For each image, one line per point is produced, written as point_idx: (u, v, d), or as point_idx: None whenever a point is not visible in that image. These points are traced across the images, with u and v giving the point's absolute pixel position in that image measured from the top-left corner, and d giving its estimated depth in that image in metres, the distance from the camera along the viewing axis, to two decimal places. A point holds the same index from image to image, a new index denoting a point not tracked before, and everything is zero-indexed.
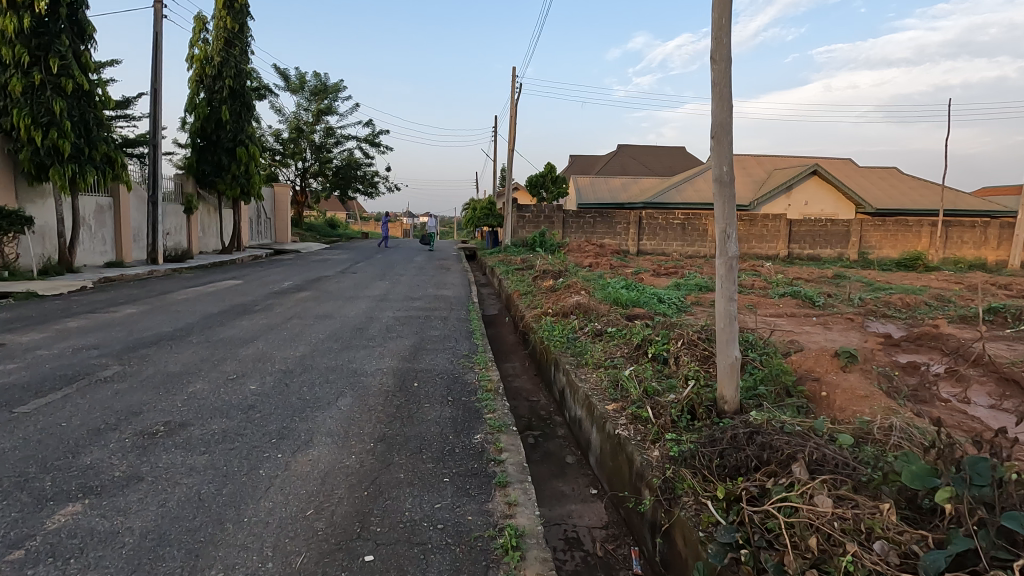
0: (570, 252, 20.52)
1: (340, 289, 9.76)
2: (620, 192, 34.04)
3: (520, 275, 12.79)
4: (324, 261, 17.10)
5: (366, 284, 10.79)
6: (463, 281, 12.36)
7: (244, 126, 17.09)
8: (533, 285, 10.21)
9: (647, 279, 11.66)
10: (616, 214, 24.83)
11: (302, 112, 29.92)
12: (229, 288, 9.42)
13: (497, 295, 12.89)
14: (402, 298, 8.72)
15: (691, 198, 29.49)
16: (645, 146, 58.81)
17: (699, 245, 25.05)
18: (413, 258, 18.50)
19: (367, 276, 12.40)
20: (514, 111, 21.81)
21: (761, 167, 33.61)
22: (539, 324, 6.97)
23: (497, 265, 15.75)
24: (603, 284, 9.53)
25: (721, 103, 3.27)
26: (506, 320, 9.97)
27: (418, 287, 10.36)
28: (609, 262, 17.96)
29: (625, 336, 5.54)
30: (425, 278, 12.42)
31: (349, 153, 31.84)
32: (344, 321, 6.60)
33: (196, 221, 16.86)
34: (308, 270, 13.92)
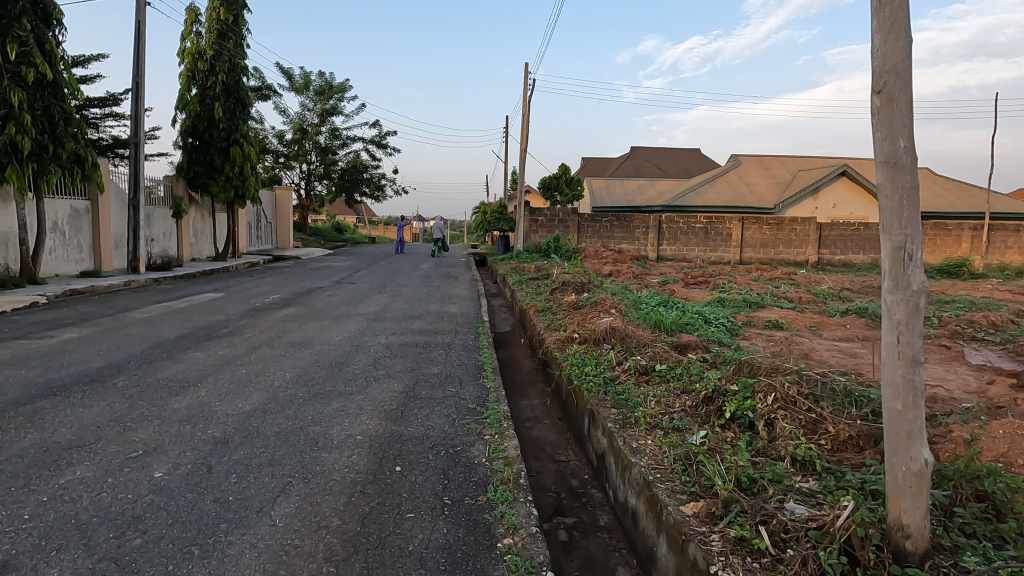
0: (587, 258, 19.20)
1: (329, 305, 8.53)
2: (637, 195, 32.64)
3: (535, 287, 11.49)
4: (323, 269, 15.94)
5: (361, 297, 9.56)
6: (471, 293, 11.09)
7: (239, 124, 16.02)
8: (552, 299, 8.91)
9: (681, 292, 10.33)
10: (635, 218, 23.59)
11: (307, 113, 28.92)
12: (203, 304, 8.23)
13: (509, 309, 11.60)
14: (398, 316, 7.47)
15: (712, 201, 28.04)
16: (659, 147, 57.23)
17: (723, 251, 23.87)
18: (419, 265, 17.28)
19: (364, 287, 11.19)
20: (527, 109, 20.55)
21: (785, 168, 32.04)
22: (564, 354, 5.66)
23: (509, 274, 14.48)
24: (634, 299, 8.20)
25: (893, 36, 1.96)
26: (521, 339, 8.69)
27: (420, 302, 9.12)
28: (630, 270, 16.65)
29: (683, 380, 4.22)
30: (429, 290, 11.16)
31: (354, 155, 30.75)
32: (323, 351, 5.36)
33: (187, 225, 15.74)
34: (303, 279, 12.72)
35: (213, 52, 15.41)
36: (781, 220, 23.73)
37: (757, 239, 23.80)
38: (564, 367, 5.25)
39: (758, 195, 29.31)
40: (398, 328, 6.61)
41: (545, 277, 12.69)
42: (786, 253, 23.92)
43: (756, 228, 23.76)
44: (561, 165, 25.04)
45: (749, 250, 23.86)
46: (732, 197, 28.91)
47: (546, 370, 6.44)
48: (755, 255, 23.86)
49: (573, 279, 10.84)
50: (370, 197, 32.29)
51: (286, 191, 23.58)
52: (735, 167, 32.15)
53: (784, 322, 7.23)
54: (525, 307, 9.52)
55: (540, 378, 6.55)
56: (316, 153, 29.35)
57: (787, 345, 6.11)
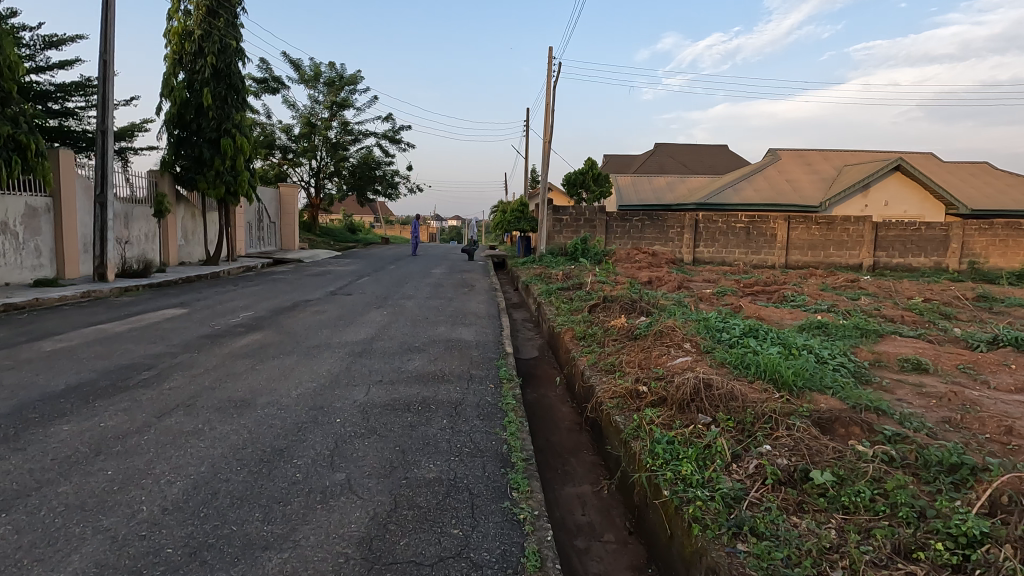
0: (619, 262, 17.21)
1: (310, 328, 6.67)
2: (667, 193, 30.45)
3: (567, 300, 9.53)
4: (323, 275, 14.21)
5: (355, 316, 7.69)
6: (491, 306, 9.16)
7: (231, 112, 14.36)
8: (594, 320, 6.93)
9: (753, 310, 8.29)
10: (669, 218, 21.53)
11: (316, 107, 27.32)
12: (149, 328, 6.43)
13: (536, 328, 9.68)
14: (393, 349, 5.56)
15: (751, 199, 25.79)
16: (686, 143, 54.61)
17: (766, 253, 21.69)
18: (432, 270, 15.45)
19: (363, 299, 9.35)
20: (551, 97, 18.62)
21: (829, 163, 29.55)
22: (630, 424, 3.71)
23: (533, 282, 12.55)
24: (703, 322, 6.23)
25: None
26: (555, 374, 6.74)
27: (426, 322, 7.24)
28: (670, 276, 14.60)
29: (895, 528, 2.23)
30: (440, 302, 9.27)
31: (367, 151, 29.09)
32: (264, 422, 3.47)
33: (172, 225, 14.13)
34: (294, 288, 10.93)
35: (202, 32, 13.76)
36: (833, 219, 21.44)
37: (804, 240, 21.62)
38: (638, 453, 3.28)
39: (801, 192, 26.95)
40: (389, 371, 4.71)
41: (578, 287, 10.69)
42: (837, 255, 21.64)
43: (804, 228, 21.58)
44: (587, 159, 22.99)
45: (795, 252, 21.67)
46: (773, 194, 26.59)
47: (598, 434, 4.49)
48: (802, 258, 21.66)
49: (615, 293, 8.85)
50: (383, 195, 30.60)
51: (291, 189, 21.96)
52: (774, 162, 29.75)
53: (926, 360, 5.17)
54: (555, 328, 7.57)
55: (588, 446, 4.60)
56: (325, 150, 27.77)
57: (965, 406, 4.06)
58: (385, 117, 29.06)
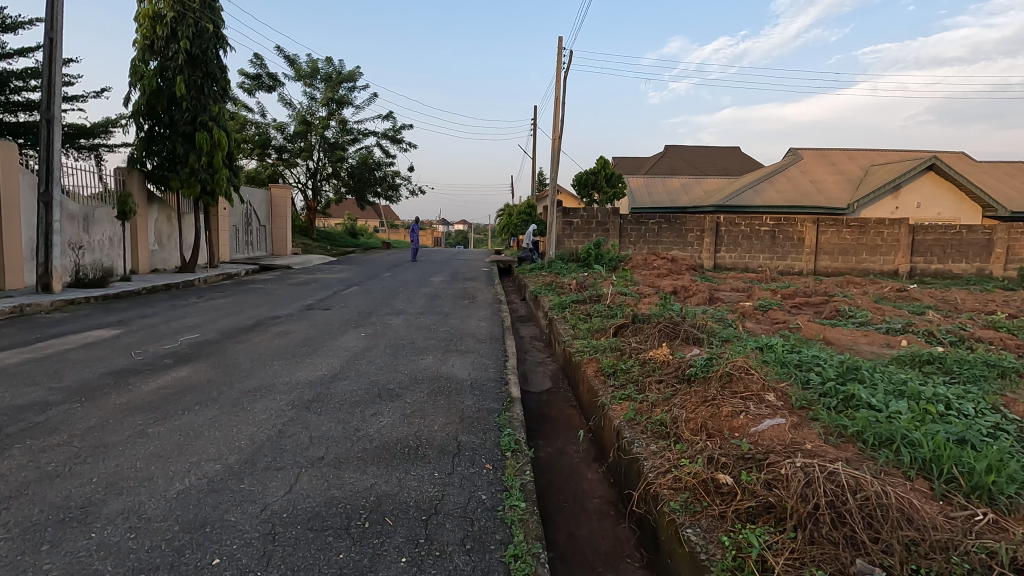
0: (636, 268, 15.70)
1: (260, 358, 5.18)
2: (681, 195, 28.97)
3: (585, 317, 7.98)
4: (309, 284, 12.79)
5: (324, 339, 6.19)
6: (492, 323, 7.64)
7: (208, 103, 13.03)
8: (624, 346, 5.39)
9: (815, 332, 6.74)
10: (687, 220, 20.01)
11: (312, 104, 26.04)
12: (50, 360, 4.96)
13: (546, 351, 8.17)
14: (356, 395, 4.05)
15: (774, 201, 24.22)
16: (697, 145, 53.06)
17: (794, 258, 20.11)
18: (430, 278, 13.99)
19: (342, 316, 7.87)
20: (561, 89, 17.14)
21: (854, 163, 27.91)
22: (721, 559, 2.18)
23: (544, 293, 11.06)
24: (772, 355, 4.68)
25: None
26: (577, 421, 5.20)
27: (411, 349, 5.74)
28: (696, 285, 13.08)
29: None
30: (433, 319, 7.75)
31: (366, 151, 27.77)
32: (85, 565, 1.98)
33: (141, 228, 12.75)
34: (268, 300, 9.49)
35: (175, 14, 12.42)
36: (865, 222, 19.85)
37: (835, 244, 20.03)
38: None
39: (827, 193, 25.34)
40: (339, 439, 3.22)
41: (596, 300, 9.15)
42: (869, 261, 20.03)
43: (834, 232, 20.00)
44: (598, 158, 21.46)
45: (825, 258, 20.09)
46: (797, 196, 24.99)
47: (650, 538, 2.98)
48: (832, 264, 20.08)
49: (644, 309, 7.29)
50: (384, 198, 29.22)
51: (282, 190, 20.60)
52: (796, 162, 28.16)
53: None
54: (574, 356, 6.00)
55: (632, 553, 3.10)
56: (322, 150, 26.43)
57: None
58: (385, 116, 27.74)
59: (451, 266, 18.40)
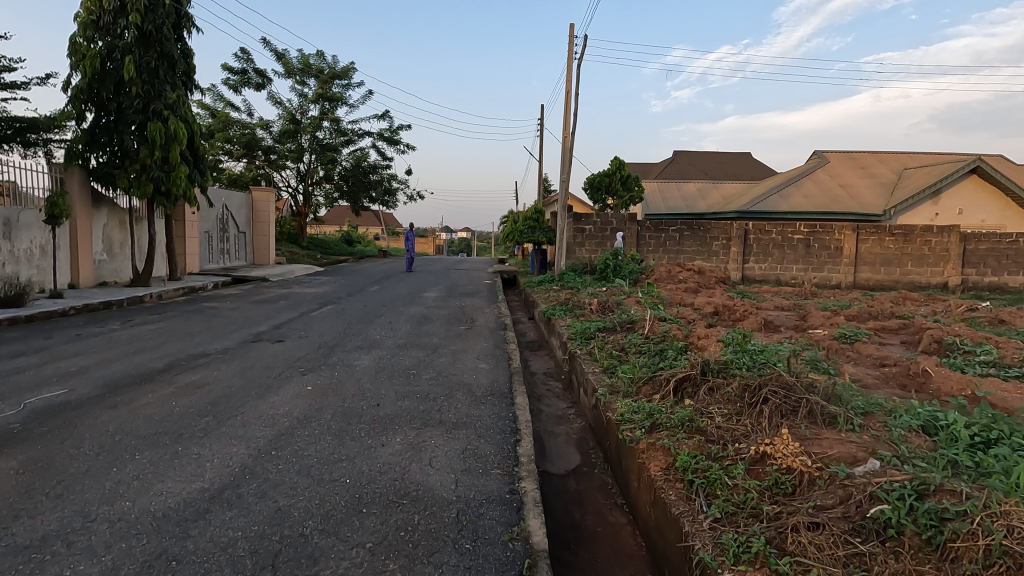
0: (660, 282, 13.72)
1: (119, 443, 3.21)
2: (698, 201, 27.08)
3: (621, 356, 5.92)
4: (280, 301, 10.83)
5: (247, 397, 4.19)
6: (497, 365, 5.60)
7: (164, 89, 11.14)
8: (706, 423, 3.39)
9: (958, 383, 4.71)
10: (712, 227, 18.05)
11: (303, 102, 24.24)
12: None
13: (568, 399, 6.14)
14: (224, 567, 2.05)
15: (802, 207, 22.25)
16: (707, 151, 51.18)
17: (831, 270, 18.11)
18: (424, 294, 12.02)
19: (295, 352, 5.88)
20: (572, 79, 15.21)
21: (886, 166, 25.93)
22: None
23: (559, 314, 9.08)
24: (986, 455, 2.66)
25: None
26: (635, 548, 3.22)
27: (371, 419, 3.75)
28: (737, 303, 11.08)
29: None
30: (415, 358, 5.73)
31: (360, 153, 25.94)
32: None
33: (80, 234, 10.83)
34: (213, 325, 7.51)
35: None
36: (910, 229, 17.83)
37: (876, 254, 18.04)
38: None
39: (859, 198, 23.34)
40: None
41: (630, 326, 7.08)
42: (915, 273, 18.01)
43: (875, 241, 17.99)
44: (614, 157, 19.47)
45: (865, 269, 18.08)
46: (827, 201, 23.00)
47: None
48: (874, 275, 18.07)
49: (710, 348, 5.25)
50: (380, 203, 27.30)
51: (265, 193, 18.75)
52: (823, 164, 26.20)
53: None
54: (619, 427, 4.00)
55: None
56: (313, 151, 24.60)
57: None
58: (380, 115, 25.93)
59: (450, 279, 16.43)
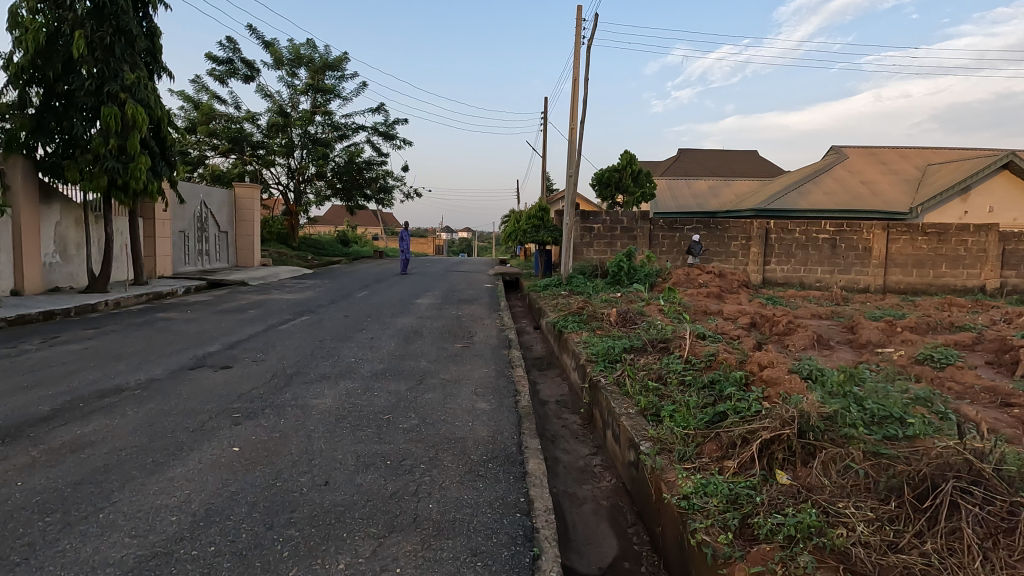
0: (679, 286, 12.42)
1: None
2: (710, 199, 25.78)
3: (660, 392, 4.59)
4: (252, 309, 9.52)
5: (134, 471, 2.85)
6: (499, 404, 4.27)
7: (120, 69, 9.82)
8: (845, 539, 2.09)
9: None
10: (731, 226, 16.74)
11: (292, 94, 22.92)
12: None
13: (591, 443, 4.82)
14: None
15: (823, 205, 20.93)
16: (713, 150, 49.91)
17: (859, 272, 16.78)
18: (417, 301, 10.71)
19: (240, 383, 4.55)
20: (581, 63, 13.88)
21: (908, 162, 24.63)
22: None
23: (572, 326, 7.76)
24: None
25: None
26: None
27: (307, 521, 2.41)
28: (772, 312, 9.76)
29: None
30: (394, 392, 4.42)
31: (354, 148, 24.62)
32: None
33: (22, 233, 9.50)
34: (153, 343, 6.18)
35: None
36: (946, 228, 16.48)
37: (908, 255, 16.70)
38: None
39: (883, 196, 22.01)
40: None
41: (663, 345, 5.76)
42: (950, 275, 16.66)
43: (907, 241, 16.65)
44: (624, 151, 18.14)
45: (896, 271, 16.75)
46: (849, 198, 21.67)
47: None
48: (905, 278, 16.73)
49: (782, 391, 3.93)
50: (375, 201, 26.00)
51: (249, 190, 17.40)
52: (841, 160, 24.88)
53: None
54: (683, 518, 2.70)
55: None
56: (304, 146, 23.31)
57: None
58: (375, 107, 24.64)
59: (448, 283, 15.13)
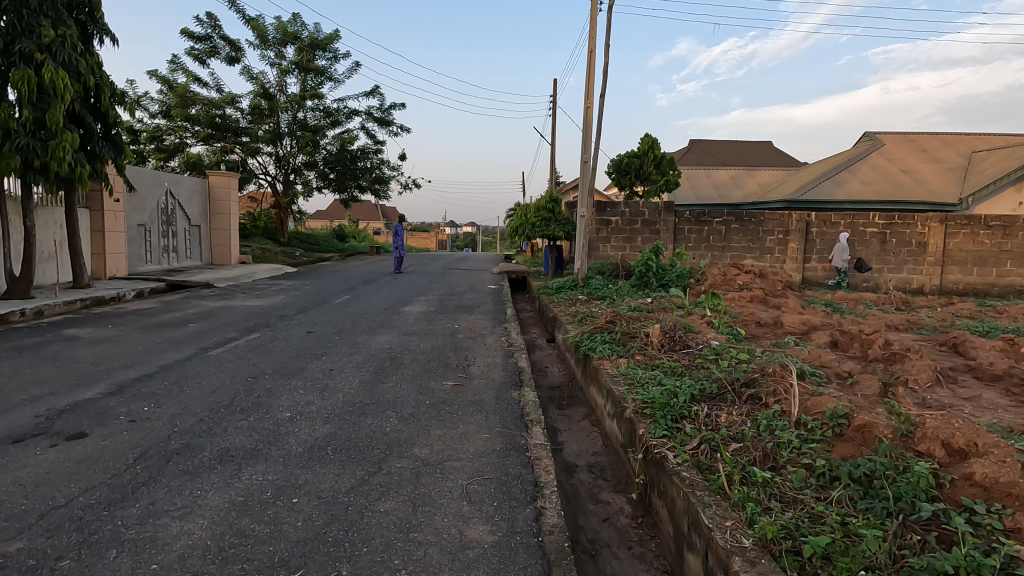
0: (718, 288, 10.56)
1: None
2: (732, 190, 23.81)
3: (778, 494, 2.72)
4: (199, 319, 7.67)
5: None
6: (507, 528, 2.42)
7: (37, 24, 7.99)
8: None
9: None
10: (767, 218, 14.81)
11: (279, 75, 20.98)
12: None
13: (655, 567, 2.99)
14: None
15: (862, 195, 18.94)
16: (729, 140, 47.74)
17: (912, 270, 14.81)
18: (406, 308, 8.87)
19: (68, 479, 2.69)
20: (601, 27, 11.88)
21: (952, 149, 22.53)
22: None
23: (602, 348, 5.89)
24: None
25: None
26: None
27: None
28: (845, 325, 7.85)
29: None
30: (325, 499, 2.57)
31: (348, 134, 22.72)
32: None
33: None
34: (13, 381, 4.33)
35: None
36: (1014, 220, 14.45)
37: (968, 251, 14.71)
38: None
39: (928, 185, 19.95)
40: None
41: (749, 391, 3.89)
42: (1017, 274, 14.65)
43: (967, 235, 14.66)
44: (645, 135, 16.20)
45: (954, 269, 14.77)
46: (890, 188, 19.66)
47: None
48: (964, 277, 14.74)
49: None
50: (371, 192, 24.17)
51: (224, 178, 15.58)
52: (878, 146, 22.78)
53: None
54: None
55: None
56: (292, 133, 21.43)
57: None
58: (370, 90, 22.67)
59: (447, 284, 13.28)
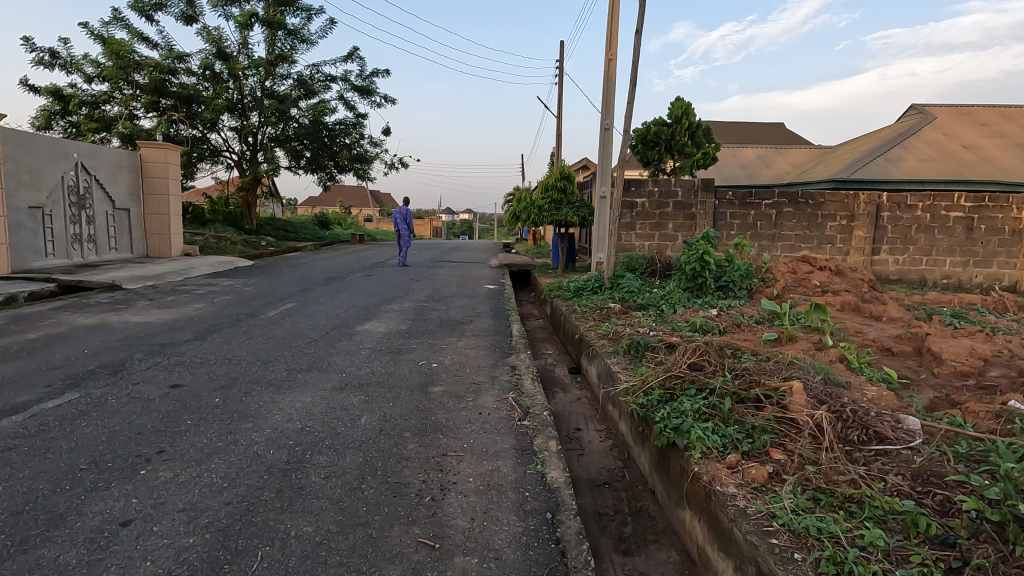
0: (793, 291, 7.84)
1: None
2: (762, 171, 20.95)
3: None
4: (29, 349, 4.85)
5: None
6: None
7: None
8: None
9: None
10: (827, 200, 12.00)
11: (239, 33, 17.94)
12: None
13: None
14: None
15: (921, 175, 16.11)
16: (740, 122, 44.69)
17: (1003, 263, 12.07)
18: (365, 325, 6.10)
19: None
20: None
21: (1014, 123, 19.63)
22: None
23: (702, 429, 3.10)
24: None
25: None
26: None
27: None
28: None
29: None
30: None
31: (322, 103, 19.74)
32: None
33: None
34: None
35: None
36: None
37: None
38: None
39: (995, 163, 17.10)
40: None
41: None
42: None
43: None
44: (677, 98, 13.29)
45: None
46: (953, 166, 16.83)
47: None
48: None
49: None
50: (351, 172, 21.27)
51: (161, 150, 12.68)
52: (930, 119, 19.86)
53: None
54: None
55: None
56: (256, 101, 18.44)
57: None
58: (348, 54, 19.67)
59: (433, 283, 10.53)
